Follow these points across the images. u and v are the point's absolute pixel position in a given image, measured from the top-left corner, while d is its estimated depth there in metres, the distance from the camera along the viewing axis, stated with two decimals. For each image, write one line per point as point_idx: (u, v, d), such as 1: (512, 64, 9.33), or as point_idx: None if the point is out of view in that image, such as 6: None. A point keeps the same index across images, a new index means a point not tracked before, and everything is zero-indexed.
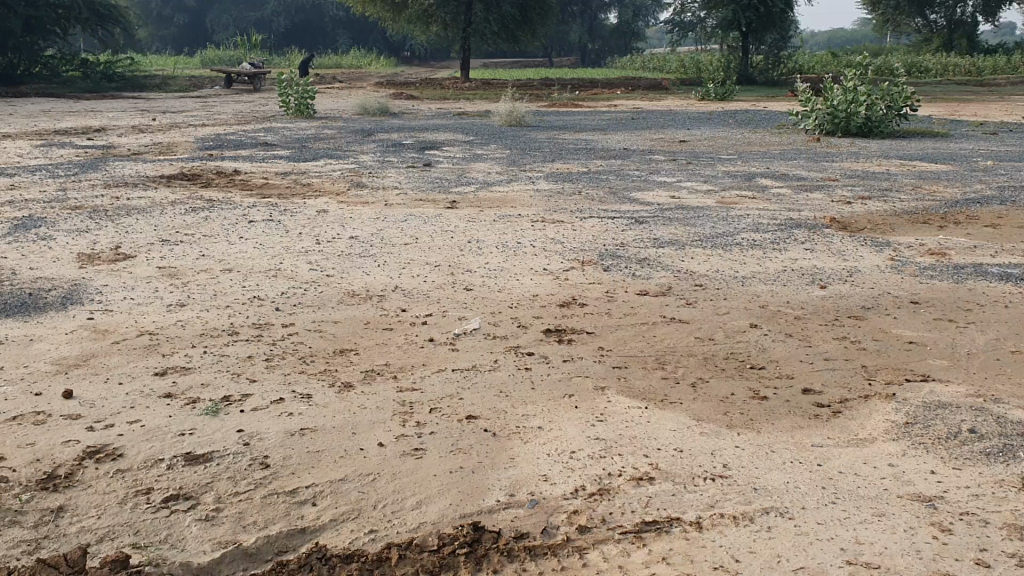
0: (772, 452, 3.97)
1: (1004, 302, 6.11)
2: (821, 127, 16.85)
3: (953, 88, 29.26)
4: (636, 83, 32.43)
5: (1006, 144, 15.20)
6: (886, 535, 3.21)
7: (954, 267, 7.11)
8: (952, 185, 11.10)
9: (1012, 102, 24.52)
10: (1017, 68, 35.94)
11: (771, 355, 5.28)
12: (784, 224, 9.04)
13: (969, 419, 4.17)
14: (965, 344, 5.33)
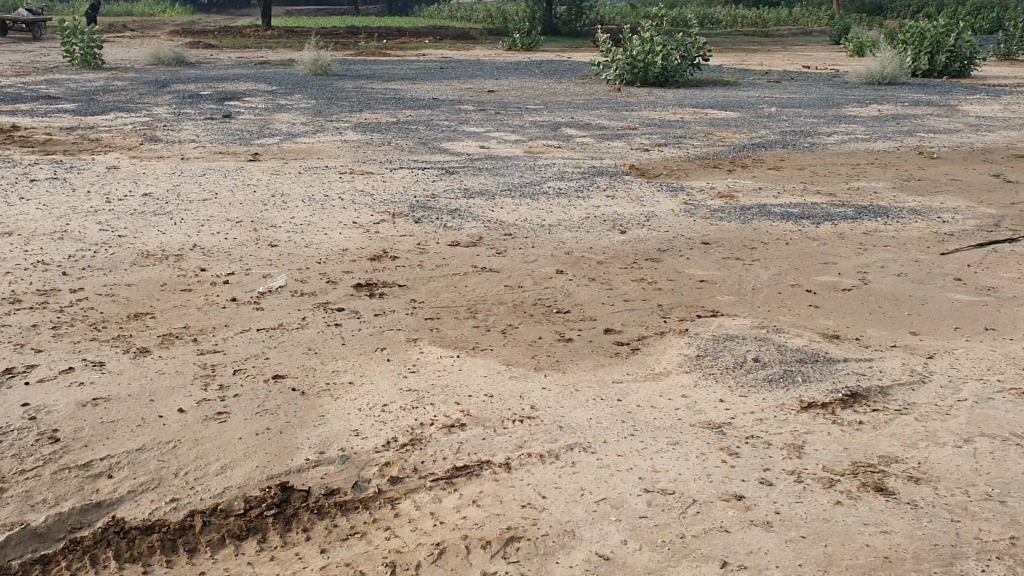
0: (576, 391, 4.10)
1: (785, 240, 6.56)
2: (622, 76, 17.40)
3: (742, 39, 30.84)
4: (443, 32, 32.23)
5: (788, 91, 16.21)
6: (680, 462, 3.40)
7: (741, 208, 7.55)
8: (740, 131, 11.75)
9: (793, 52, 26.15)
10: (798, 20, 38.27)
11: (576, 299, 5.43)
12: (587, 172, 9.30)
13: (754, 349, 4.47)
14: (751, 280, 5.68)
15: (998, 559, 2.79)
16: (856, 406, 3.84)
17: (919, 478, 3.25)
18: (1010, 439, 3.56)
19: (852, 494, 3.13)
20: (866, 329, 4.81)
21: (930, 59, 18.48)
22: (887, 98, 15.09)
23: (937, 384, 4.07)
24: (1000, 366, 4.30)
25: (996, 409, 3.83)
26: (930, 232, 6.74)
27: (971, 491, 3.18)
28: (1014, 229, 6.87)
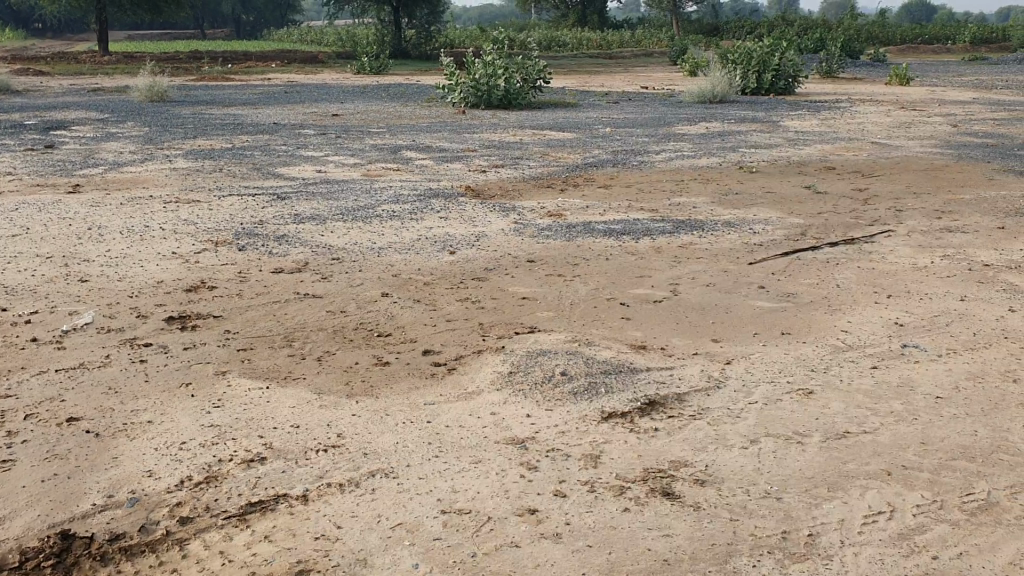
0: (386, 415, 4.07)
1: (606, 255, 6.74)
2: (466, 100, 17.45)
3: (587, 61, 31.62)
4: (291, 56, 31.72)
5: (625, 111, 16.73)
6: (479, 480, 3.44)
7: (568, 226, 7.73)
8: (575, 151, 12.04)
9: (635, 73, 26.94)
10: (641, 41, 39.51)
11: (398, 321, 5.40)
12: (423, 194, 9.32)
13: (563, 363, 4.57)
14: (570, 296, 5.81)
15: (769, 554, 2.98)
16: (654, 415, 3.99)
17: (704, 480, 3.42)
18: (792, 436, 3.79)
19: (640, 500, 3.26)
20: (671, 339, 5.00)
21: (758, 77, 19.43)
22: (715, 116, 15.78)
23: (731, 389, 4.28)
24: (791, 368, 4.55)
25: (782, 408, 4.06)
26: (741, 243, 7.08)
27: (751, 489, 3.38)
28: (818, 237, 7.30)
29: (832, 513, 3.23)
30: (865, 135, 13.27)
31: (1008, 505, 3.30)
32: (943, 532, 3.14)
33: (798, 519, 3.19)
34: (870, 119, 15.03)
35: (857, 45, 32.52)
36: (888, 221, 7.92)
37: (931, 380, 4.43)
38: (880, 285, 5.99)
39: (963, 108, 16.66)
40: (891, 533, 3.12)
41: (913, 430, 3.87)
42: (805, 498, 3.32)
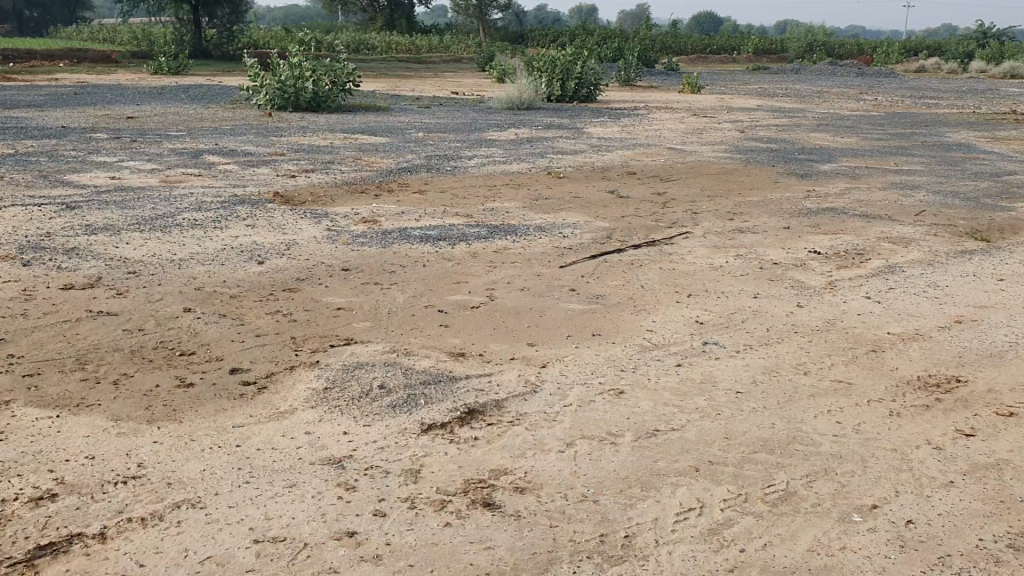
0: (192, 441, 3.84)
1: (420, 262, 6.69)
2: (273, 102, 16.91)
3: (397, 65, 31.47)
4: (80, 54, 29.73)
5: (436, 115, 16.76)
6: (294, 504, 3.31)
7: (381, 232, 7.62)
8: (387, 155, 11.92)
9: (444, 79, 27.04)
10: (449, 46, 39.72)
11: (203, 338, 5.13)
12: (228, 201, 8.94)
13: (380, 376, 4.48)
14: (385, 304, 5.72)
15: (588, 558, 3.03)
16: (473, 424, 3.99)
17: (524, 488, 3.46)
18: (606, 437, 3.89)
19: (460, 514, 3.25)
20: (487, 345, 5.01)
21: (563, 85, 19.91)
22: (524, 122, 16.06)
23: (547, 393, 4.34)
24: (603, 369, 4.67)
25: (596, 410, 4.16)
26: (552, 247, 7.22)
27: (569, 493, 3.44)
28: (623, 240, 7.55)
29: (647, 512, 3.33)
30: (663, 141, 13.89)
31: (804, 494, 3.51)
32: (748, 524, 3.29)
33: (614, 521, 3.27)
34: (666, 126, 15.75)
35: (652, 55, 34.06)
36: (687, 223, 8.30)
37: (732, 376, 4.65)
38: (683, 285, 6.26)
39: (750, 116, 17.77)
40: (701, 529, 3.25)
41: (718, 425, 4.05)
42: (621, 499, 3.41)
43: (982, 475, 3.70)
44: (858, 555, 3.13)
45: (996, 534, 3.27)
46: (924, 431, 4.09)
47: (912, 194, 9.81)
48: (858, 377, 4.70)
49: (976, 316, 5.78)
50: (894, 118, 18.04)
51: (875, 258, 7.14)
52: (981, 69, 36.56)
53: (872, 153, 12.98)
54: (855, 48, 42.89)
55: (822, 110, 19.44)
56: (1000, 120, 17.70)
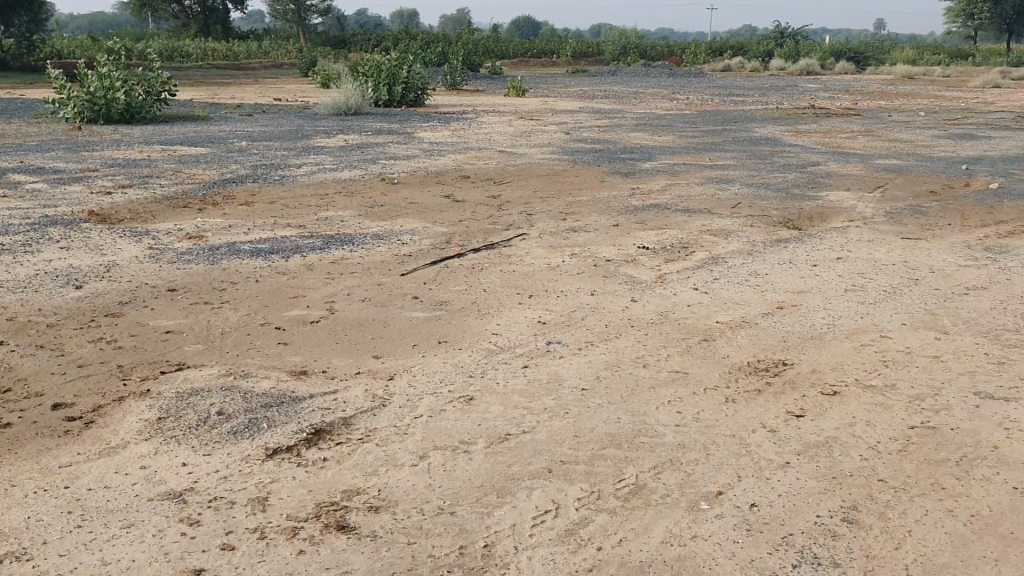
0: (12, 487, 3.53)
1: (253, 277, 6.45)
2: (81, 115, 15.91)
3: (215, 73, 30.34)
4: None
5: (260, 124, 16.26)
6: (133, 546, 3.11)
7: (209, 248, 7.30)
8: (210, 167, 11.44)
9: (266, 86, 26.27)
10: (269, 53, 38.64)
11: (17, 373, 4.74)
12: (37, 222, 8.33)
13: (218, 401, 4.29)
14: (219, 324, 5.48)
15: (449, 572, 3.01)
16: (322, 444, 3.88)
17: (378, 506, 3.40)
18: (458, 447, 3.88)
19: (314, 539, 3.16)
20: (331, 361, 4.89)
21: (389, 90, 19.74)
22: (351, 128, 15.81)
23: (395, 406, 4.28)
24: (450, 377, 4.65)
25: (446, 420, 4.13)
26: (389, 255, 7.13)
27: (425, 508, 3.41)
28: (461, 245, 7.55)
29: (504, 519, 3.34)
30: (492, 143, 14.01)
31: (653, 485, 3.60)
32: (603, 521, 3.35)
33: (472, 532, 3.26)
34: (494, 129, 15.90)
35: (475, 58, 34.36)
36: (521, 225, 8.39)
37: (577, 373, 4.73)
38: (522, 287, 6.31)
39: (574, 117, 18.20)
40: (558, 531, 3.28)
41: (566, 424, 4.11)
42: (477, 509, 3.41)
43: (813, 453, 3.91)
44: (708, 541, 3.23)
45: (831, 509, 3.46)
46: (759, 415, 4.29)
47: (729, 188, 10.31)
48: (694, 367, 4.88)
49: (794, 300, 6.12)
50: (706, 115, 18.93)
51: (700, 250, 7.45)
52: (780, 67, 39.01)
53: (689, 149, 13.56)
54: (666, 49, 44.74)
55: (641, 110, 20.16)
56: (801, 114, 18.91)
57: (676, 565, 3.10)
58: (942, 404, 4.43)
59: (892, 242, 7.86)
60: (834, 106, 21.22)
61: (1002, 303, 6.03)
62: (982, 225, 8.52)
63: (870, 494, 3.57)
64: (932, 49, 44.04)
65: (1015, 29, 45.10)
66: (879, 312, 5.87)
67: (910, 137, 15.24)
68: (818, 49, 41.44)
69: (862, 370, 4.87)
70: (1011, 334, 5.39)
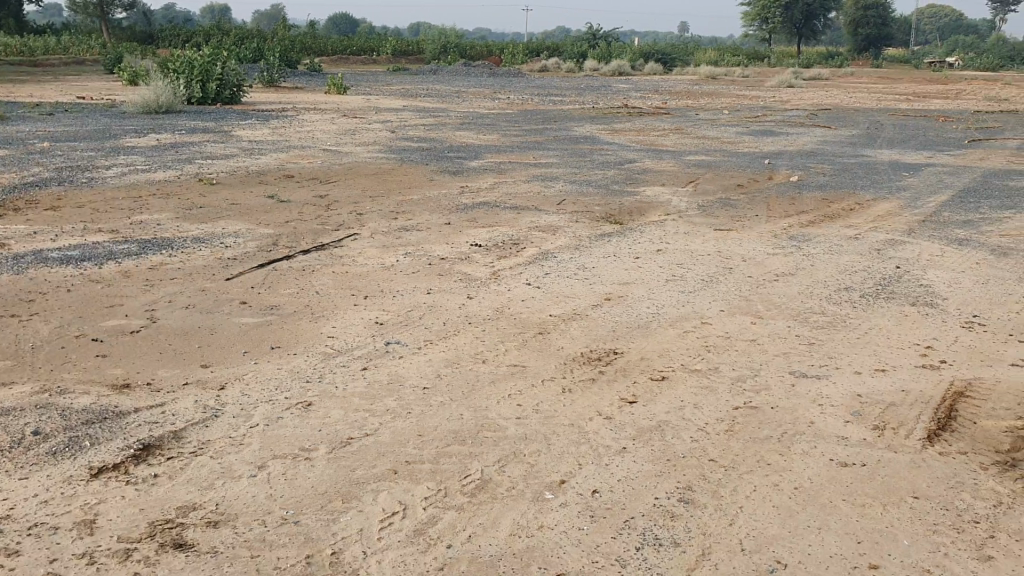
0: None
1: (65, 286, 6.03)
2: None
3: (8, 70, 28.16)
4: None
5: (61, 123, 15.23)
6: None
7: (12, 257, 6.76)
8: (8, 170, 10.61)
9: (66, 83, 24.63)
10: (68, 49, 36.24)
11: None
12: None
13: (33, 421, 3.99)
14: (28, 337, 5.09)
15: None
16: (151, 459, 3.68)
17: (217, 521, 3.26)
18: (298, 454, 3.78)
19: (149, 561, 3.01)
20: (156, 372, 4.65)
21: (202, 87, 18.95)
22: (164, 127, 15.07)
23: (229, 416, 4.12)
24: (286, 383, 4.52)
25: (285, 428, 4.02)
26: (213, 259, 6.85)
27: (267, 519, 3.30)
28: (289, 246, 7.35)
29: (351, 525, 3.28)
30: (315, 142, 13.72)
31: (499, 479, 3.63)
32: (450, 519, 3.35)
33: (318, 539, 3.18)
34: (316, 127, 15.57)
35: (293, 55, 33.50)
36: (351, 225, 8.26)
37: (417, 372, 4.71)
38: (356, 288, 6.22)
39: (397, 115, 18.08)
40: (406, 532, 3.25)
41: (409, 424, 4.08)
42: (322, 516, 3.33)
43: (647, 437, 4.06)
44: (554, 530, 3.29)
45: (669, 490, 3.60)
46: (595, 404, 4.41)
47: (553, 185, 10.53)
48: (531, 360, 4.95)
49: (621, 292, 6.33)
50: (526, 114, 19.26)
51: (529, 246, 7.58)
52: (594, 68, 40.25)
53: (512, 148, 13.76)
54: (485, 49, 45.15)
55: (463, 108, 20.29)
56: (616, 113, 19.57)
57: (524, 556, 3.14)
58: (761, 384, 4.70)
59: (707, 234, 8.26)
60: (647, 105, 22.08)
61: (807, 287, 6.46)
62: (784, 215, 9.09)
63: (702, 473, 3.74)
64: (730, 51, 46.64)
65: (803, 33, 48.43)
66: (699, 300, 6.16)
67: (717, 134, 16.06)
68: (629, 51, 43.04)
69: (688, 356, 5.10)
70: (817, 316, 5.79)
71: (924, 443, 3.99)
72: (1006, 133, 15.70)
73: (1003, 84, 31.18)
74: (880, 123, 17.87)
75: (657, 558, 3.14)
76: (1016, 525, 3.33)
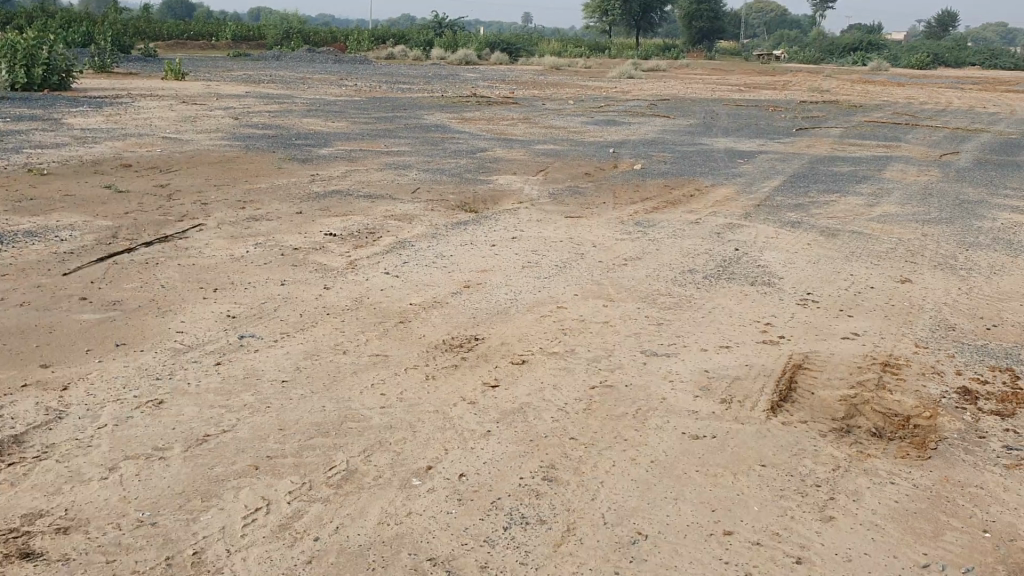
0: None
1: None
2: None
3: None
4: None
5: None
6: None
7: None
8: None
9: None
10: None
11: None
12: None
13: None
14: None
15: None
16: None
17: (67, 527, 3.11)
18: (152, 454, 3.64)
19: None
20: None
21: (27, 72, 17.79)
22: None
23: (74, 418, 3.92)
24: (136, 381, 4.34)
25: (135, 427, 3.85)
26: (48, 253, 6.47)
27: (122, 522, 3.17)
28: (131, 239, 7.01)
29: (212, 523, 3.19)
30: (153, 130, 13.13)
31: (364, 469, 3.61)
32: (317, 512, 3.30)
33: (178, 540, 3.08)
34: (154, 114, 14.91)
35: (126, 39, 31.89)
36: (196, 216, 7.96)
37: (274, 365, 4.61)
38: (205, 281, 6.02)
39: (240, 102, 17.55)
40: (271, 527, 3.19)
41: (269, 418, 4.00)
42: (181, 515, 3.23)
43: (510, 420, 4.12)
44: (422, 517, 3.30)
45: (533, 470, 3.67)
46: (458, 389, 4.44)
47: (405, 173, 10.49)
48: (391, 349, 4.94)
49: (479, 278, 6.38)
50: (374, 102, 19.06)
51: (384, 235, 7.53)
52: (441, 56, 40.17)
53: (362, 135, 13.58)
54: (330, 35, 44.28)
55: (310, 95, 19.86)
56: (465, 102, 19.64)
57: (393, 544, 3.14)
58: (617, 364, 4.85)
59: (558, 221, 8.44)
60: (495, 94, 22.27)
61: (656, 270, 6.70)
62: (631, 202, 9.39)
63: (564, 452, 3.84)
64: (574, 42, 47.58)
65: (641, 25, 49.91)
66: (554, 285, 6.30)
67: (564, 124, 16.36)
68: (474, 41, 43.19)
69: (546, 339, 5.20)
70: (666, 297, 6.02)
71: (768, 414, 4.22)
72: (829, 122, 16.71)
73: (824, 75, 33.12)
74: (716, 113, 18.66)
75: (524, 536, 3.20)
76: (852, 487, 3.58)
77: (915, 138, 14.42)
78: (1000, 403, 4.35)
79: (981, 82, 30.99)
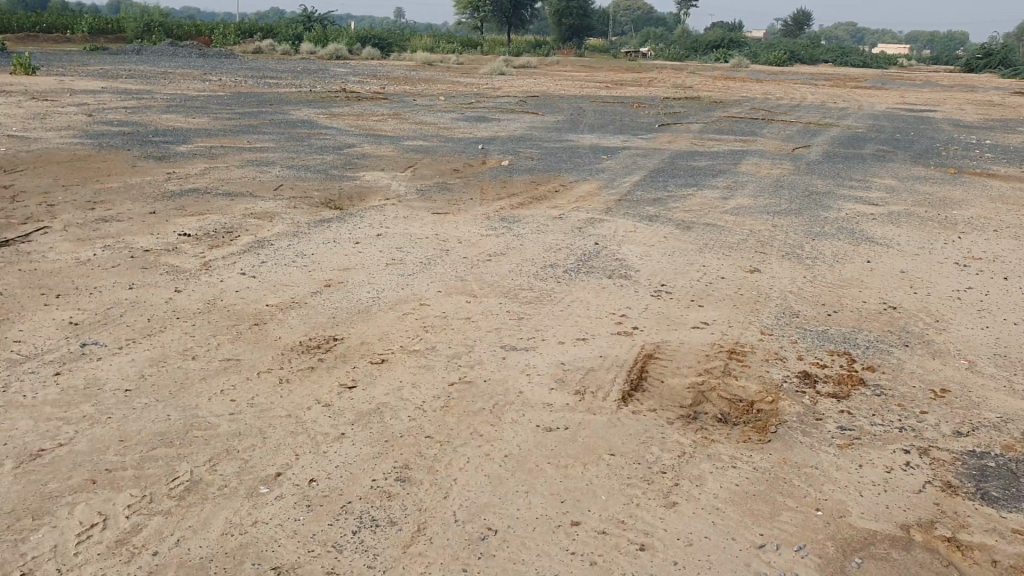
0: None
1: None
2: None
3: None
4: None
5: None
6: None
7: None
8: None
9: None
10: None
11: None
12: None
13: None
14: None
15: None
16: None
17: None
18: None
19: None
20: None
21: None
22: None
23: None
24: None
25: None
26: None
27: None
28: None
29: (43, 543, 3.04)
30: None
31: (210, 478, 3.50)
32: (157, 525, 3.18)
33: (4, 563, 2.92)
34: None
35: None
36: (41, 218, 7.55)
37: (118, 373, 4.42)
38: (46, 286, 5.71)
39: (93, 98, 16.77)
40: (106, 543, 3.05)
41: (110, 429, 3.83)
42: (9, 536, 3.06)
43: (365, 421, 4.07)
44: (268, 525, 3.22)
45: (386, 471, 3.64)
46: (312, 392, 4.35)
47: (267, 170, 10.24)
48: (245, 352, 4.81)
49: (339, 277, 6.28)
50: (238, 97, 18.55)
51: (243, 234, 7.33)
52: (311, 51, 39.43)
53: (224, 132, 13.19)
54: (193, 28, 42.79)
55: (170, 91, 19.15)
56: (333, 97, 19.32)
57: (237, 554, 3.05)
58: (475, 359, 4.86)
59: (424, 217, 8.40)
60: (364, 90, 22.00)
61: (518, 265, 6.75)
62: (497, 198, 9.43)
63: (418, 451, 3.81)
64: (447, 38, 47.48)
65: (512, 22, 50.24)
66: (415, 282, 6.26)
67: (434, 120, 16.30)
68: (345, 36, 42.61)
69: (406, 337, 5.16)
70: (527, 291, 6.07)
71: (619, 404, 4.31)
72: (690, 118, 17.21)
73: (688, 73, 34.13)
74: (583, 109, 18.95)
75: (372, 539, 3.16)
76: (696, 472, 3.69)
77: (769, 133, 15.01)
78: (837, 386, 4.57)
79: (835, 80, 32.06)
